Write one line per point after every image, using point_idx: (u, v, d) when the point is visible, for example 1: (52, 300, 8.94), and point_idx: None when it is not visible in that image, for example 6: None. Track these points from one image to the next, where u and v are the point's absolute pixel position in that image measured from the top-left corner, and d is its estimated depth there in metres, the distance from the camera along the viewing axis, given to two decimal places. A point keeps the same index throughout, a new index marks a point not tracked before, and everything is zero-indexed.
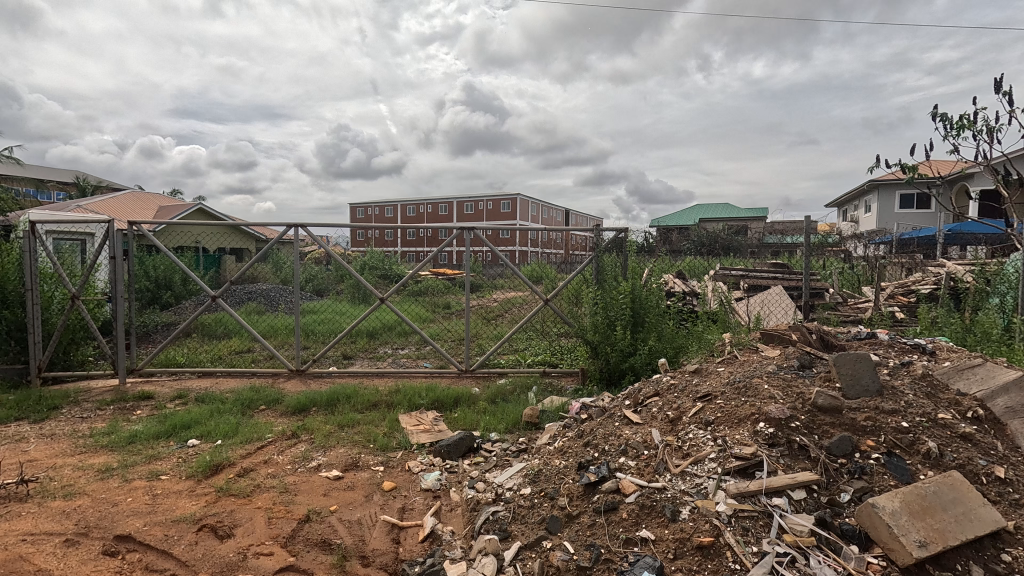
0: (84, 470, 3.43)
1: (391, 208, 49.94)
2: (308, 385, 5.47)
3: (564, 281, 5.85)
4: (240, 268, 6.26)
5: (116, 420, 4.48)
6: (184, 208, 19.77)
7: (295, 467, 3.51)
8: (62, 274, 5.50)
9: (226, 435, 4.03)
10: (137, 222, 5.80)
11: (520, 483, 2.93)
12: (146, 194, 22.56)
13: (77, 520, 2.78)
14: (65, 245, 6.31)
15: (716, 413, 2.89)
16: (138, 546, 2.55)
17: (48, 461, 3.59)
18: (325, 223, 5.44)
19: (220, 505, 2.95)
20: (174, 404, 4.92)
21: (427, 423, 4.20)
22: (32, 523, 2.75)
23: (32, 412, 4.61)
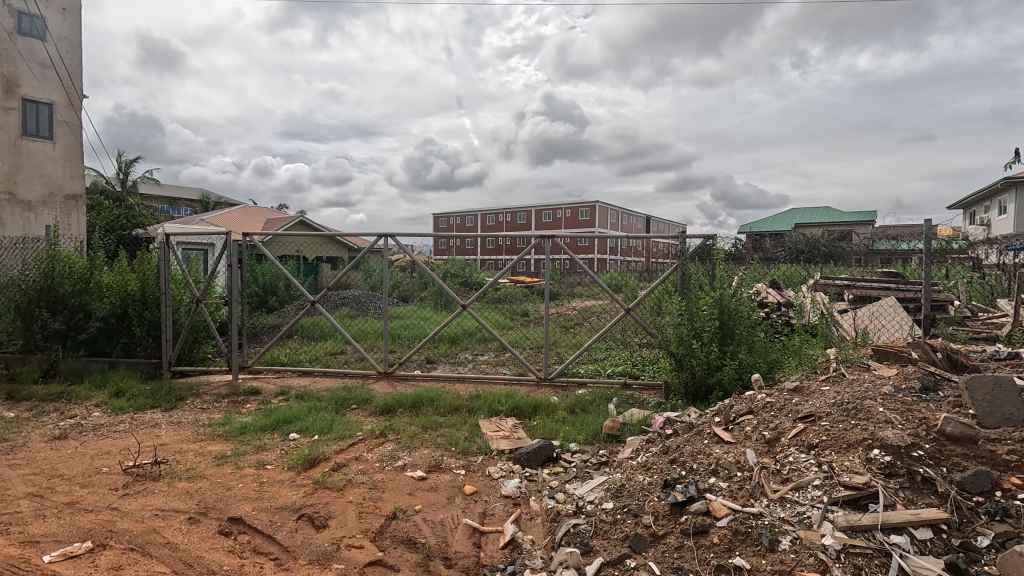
0: (205, 455, 3.84)
1: (472, 217, 51.52)
2: (395, 387, 5.75)
3: (646, 290, 5.67)
4: (335, 276, 6.70)
5: (230, 411, 4.98)
6: (287, 220, 21.77)
7: (383, 465, 3.69)
8: (189, 281, 6.21)
9: (322, 431, 4.32)
10: (251, 234, 6.43)
11: (601, 496, 2.84)
12: (257, 209, 25.07)
13: (198, 500, 3.11)
14: (193, 254, 7.17)
15: (820, 436, 2.63)
16: (248, 529, 2.80)
17: (175, 446, 4.06)
18: (412, 233, 5.73)
19: (317, 497, 3.17)
20: (278, 400, 5.38)
21: (507, 430, 4.23)
22: (163, 500, 3.12)
23: (164, 401, 5.26)
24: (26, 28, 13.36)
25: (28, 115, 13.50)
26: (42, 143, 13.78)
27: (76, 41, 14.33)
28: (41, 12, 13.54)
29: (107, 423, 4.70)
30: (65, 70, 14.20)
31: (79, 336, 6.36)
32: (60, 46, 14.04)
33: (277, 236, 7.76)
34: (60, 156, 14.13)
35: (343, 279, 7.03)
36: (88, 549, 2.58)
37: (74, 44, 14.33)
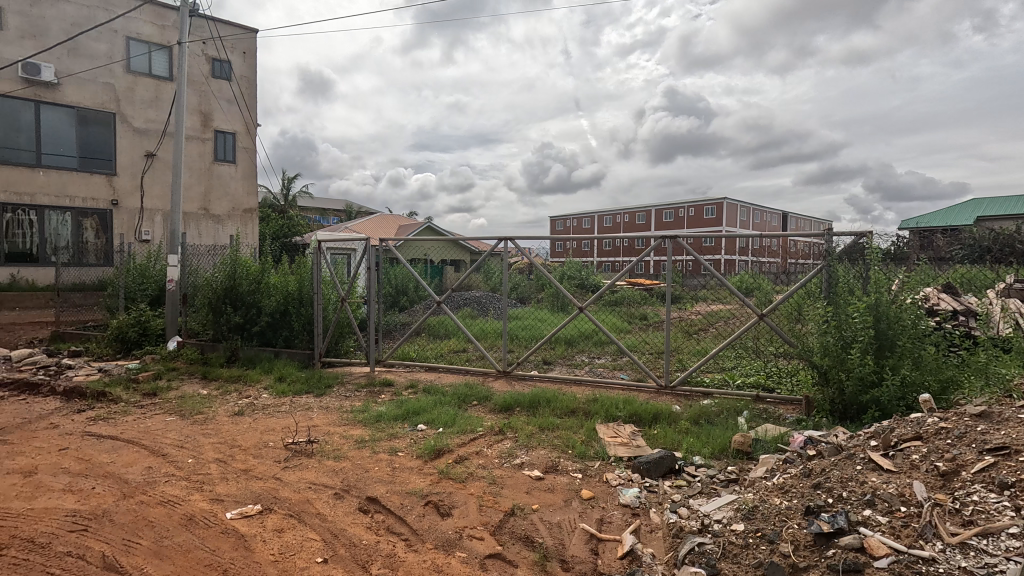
0: (347, 438, 4.29)
1: (589, 219, 51.07)
2: (513, 387, 5.90)
3: (782, 295, 5.11)
4: (458, 278, 7.07)
5: (368, 400, 5.51)
6: (416, 226, 23.52)
7: (502, 461, 3.80)
8: (335, 283, 6.98)
9: (446, 424, 4.59)
10: (386, 240, 7.04)
11: (730, 516, 2.62)
12: (391, 217, 27.45)
13: (342, 478, 3.49)
14: (339, 259, 8.06)
15: (1018, 473, 2.17)
16: (382, 509, 3.07)
17: (324, 428, 4.59)
18: (530, 237, 5.84)
19: (442, 486, 3.37)
20: (408, 392, 5.83)
21: (625, 437, 4.11)
22: (314, 475, 3.55)
23: (316, 388, 5.98)
24: (218, 72, 16.20)
25: (218, 143, 16.29)
26: (228, 166, 16.52)
27: (252, 78, 16.87)
28: (229, 57, 16.25)
29: (273, 404, 5.48)
30: (245, 104, 16.84)
31: (253, 328, 7.51)
32: (242, 84, 16.67)
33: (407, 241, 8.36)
34: (240, 177, 16.80)
35: (465, 281, 7.39)
36: (259, 511, 3.03)
37: (252, 82, 16.91)
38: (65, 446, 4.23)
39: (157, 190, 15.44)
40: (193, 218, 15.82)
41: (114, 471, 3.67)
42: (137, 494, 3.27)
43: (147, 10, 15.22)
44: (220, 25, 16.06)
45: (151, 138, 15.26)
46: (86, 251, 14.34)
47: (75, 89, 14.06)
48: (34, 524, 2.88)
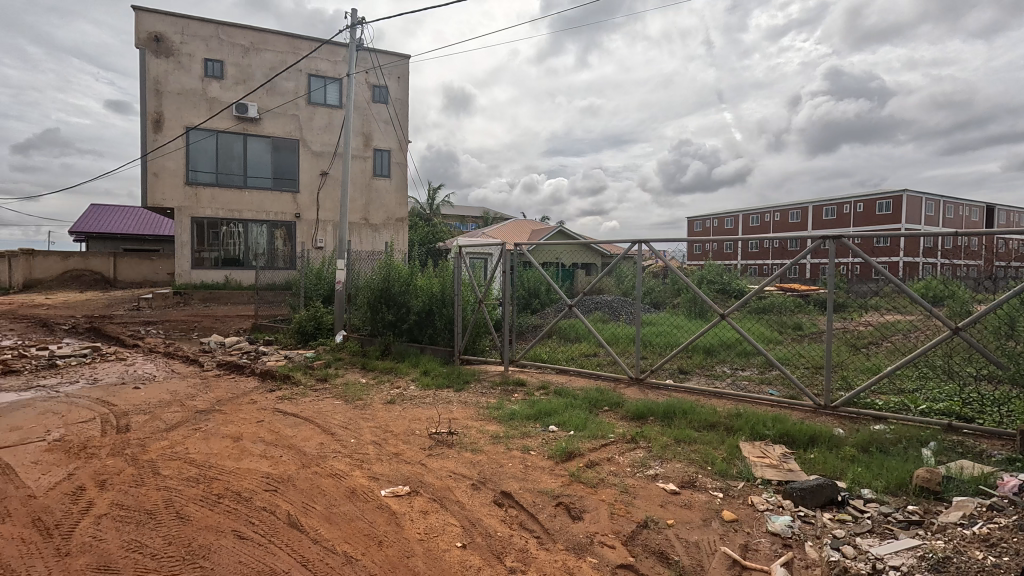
0: (484, 433, 4.53)
1: (732, 219, 47.21)
2: (646, 395, 5.71)
3: (987, 306, 4.20)
4: (590, 282, 7.03)
5: (502, 398, 5.75)
6: (549, 230, 23.92)
7: (634, 470, 3.70)
8: (474, 285, 7.41)
9: (577, 427, 4.60)
10: (521, 244, 7.29)
11: (911, 565, 2.24)
12: (524, 222, 28.33)
13: (479, 470, 3.69)
14: (477, 263, 8.54)
15: None
16: (516, 504, 3.18)
17: (463, 422, 4.90)
18: (666, 239, 5.61)
19: (573, 489, 3.38)
20: (540, 393, 5.97)
21: (774, 458, 3.73)
22: (454, 465, 3.81)
23: (455, 383, 6.41)
24: (377, 97, 18.26)
25: (376, 160, 18.34)
26: (384, 180, 18.50)
27: (405, 100, 18.59)
28: (386, 83, 18.18)
29: (419, 395, 6.02)
30: (399, 123, 18.66)
31: (403, 325, 8.32)
32: (397, 106, 18.49)
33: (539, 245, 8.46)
34: (394, 189, 18.68)
35: (597, 284, 7.30)
36: (407, 492, 3.34)
37: (405, 103, 18.63)
38: (262, 418, 5.12)
39: (329, 203, 17.88)
40: (356, 227, 18.03)
41: (296, 443, 4.35)
42: (312, 464, 3.82)
43: (324, 49, 17.71)
44: (380, 55, 18.05)
45: (325, 159, 17.71)
46: (276, 257, 17.16)
47: (271, 122, 16.92)
48: (240, 480, 3.53)
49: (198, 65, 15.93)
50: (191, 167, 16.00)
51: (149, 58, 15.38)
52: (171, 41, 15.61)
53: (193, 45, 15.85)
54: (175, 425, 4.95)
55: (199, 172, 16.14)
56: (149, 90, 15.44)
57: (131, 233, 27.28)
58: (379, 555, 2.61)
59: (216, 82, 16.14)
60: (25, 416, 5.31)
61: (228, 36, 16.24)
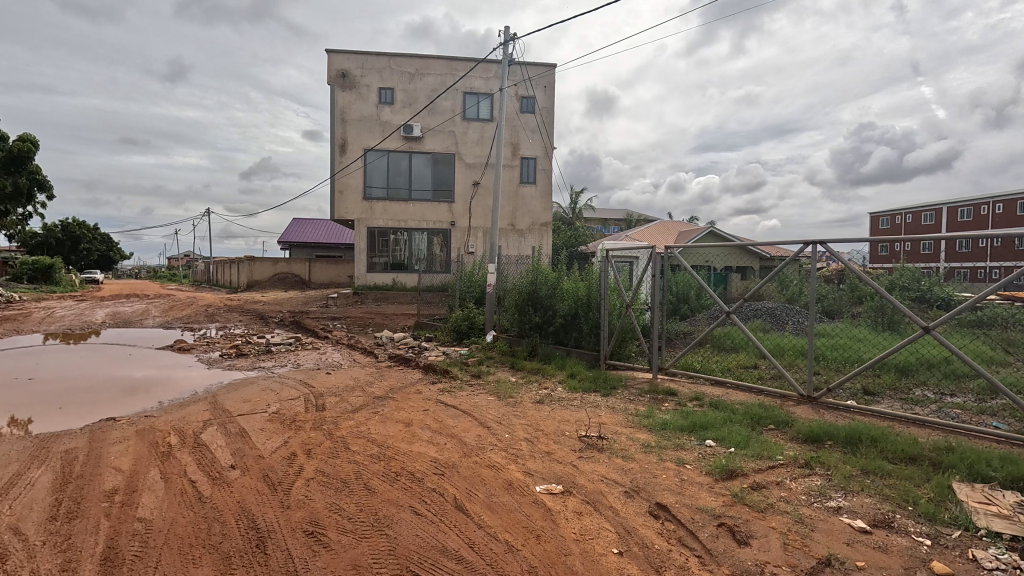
0: (634, 441, 4.44)
1: (932, 214, 39.39)
2: (821, 416, 5.05)
3: None
4: (752, 287, 6.38)
5: (652, 407, 5.56)
6: (699, 231, 22.48)
7: (810, 500, 3.30)
8: (621, 289, 7.26)
9: (738, 444, 4.25)
10: (672, 246, 6.95)
11: None
12: (672, 223, 27.02)
13: (632, 478, 3.63)
14: (624, 266, 8.36)
15: None
16: (673, 518, 3.06)
17: (612, 427, 4.86)
18: (848, 239, 4.90)
19: (736, 510, 3.14)
20: (693, 404, 5.64)
21: (1006, 507, 3.02)
22: (606, 470, 3.79)
23: (602, 388, 6.37)
24: (525, 107, 18.98)
25: (523, 168, 19.11)
26: (530, 187, 19.16)
27: (552, 108, 18.99)
28: (534, 93, 18.79)
29: (567, 397, 6.11)
30: (546, 131, 19.13)
31: (549, 328, 8.52)
32: (544, 114, 18.98)
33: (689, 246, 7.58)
34: (540, 195, 19.23)
35: (759, 289, 6.52)
36: (561, 491, 3.42)
37: (552, 111, 19.01)
38: (427, 407, 5.67)
39: (480, 211, 19.07)
40: (504, 233, 18.98)
41: (457, 433, 4.73)
42: (473, 454, 4.11)
43: (478, 68, 18.97)
44: (528, 67, 18.72)
45: (477, 170, 18.93)
46: (434, 262, 18.83)
47: (431, 139, 18.62)
48: (413, 462, 3.95)
49: (374, 94, 18.21)
50: (368, 183, 18.34)
51: (337, 92, 18.03)
52: (354, 76, 18.10)
53: (370, 77, 18.18)
54: (359, 407, 5.72)
55: (373, 188, 18.42)
56: (337, 119, 18.09)
57: (322, 242, 32.24)
58: (538, 548, 2.72)
59: (388, 107, 18.28)
60: (253, 390, 6.61)
61: (398, 66, 18.29)
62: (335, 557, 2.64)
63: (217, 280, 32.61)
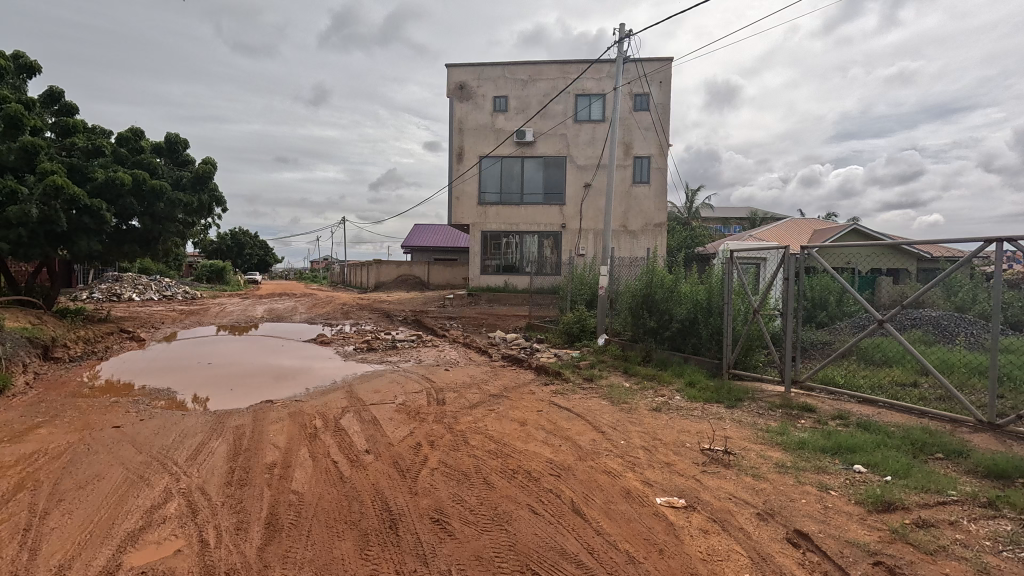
0: (766, 459, 4.06)
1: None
2: (1008, 448, 4.20)
3: None
4: (912, 292, 5.47)
5: (786, 423, 5.05)
6: (840, 229, 20.03)
7: (997, 547, 2.75)
8: (747, 293, 6.68)
9: (897, 473, 3.69)
10: (809, 246, 6.25)
11: None
12: (806, 221, 24.42)
13: (765, 500, 3.32)
14: (750, 269, 7.71)
15: None
16: (816, 550, 2.74)
17: (740, 442, 4.49)
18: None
19: (897, 549, 2.72)
20: (836, 424, 5.02)
21: None
22: (734, 488, 3.52)
23: (726, 399, 5.93)
24: (639, 105, 18.42)
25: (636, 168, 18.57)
26: (643, 187, 18.56)
27: (668, 103, 18.20)
28: (649, 89, 18.17)
29: (686, 407, 5.79)
30: (661, 128, 18.39)
31: (665, 333, 8.16)
32: (659, 111, 18.25)
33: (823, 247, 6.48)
34: (654, 195, 18.52)
35: (921, 295, 5.60)
36: (684, 505, 3.24)
37: (668, 107, 18.22)
38: (541, 408, 5.73)
39: (591, 212, 18.88)
40: (616, 234, 18.59)
41: (572, 435, 4.70)
42: (589, 459, 4.06)
43: (591, 69, 18.81)
44: (643, 63, 18.14)
45: (589, 172, 18.77)
46: (545, 264, 19.03)
47: (543, 143, 18.85)
48: (530, 461, 4.00)
49: (489, 103, 18.91)
50: (482, 189, 19.08)
51: (455, 103, 19.02)
52: (471, 87, 18.96)
53: (485, 87, 18.91)
54: (476, 404, 5.95)
55: (488, 193, 19.11)
56: (455, 129, 19.07)
57: (440, 245, 34.22)
58: (661, 563, 2.60)
59: (502, 114, 18.88)
60: (382, 383, 7.19)
61: (512, 74, 18.81)
62: (459, 546, 2.76)
63: (351, 282, 36.10)
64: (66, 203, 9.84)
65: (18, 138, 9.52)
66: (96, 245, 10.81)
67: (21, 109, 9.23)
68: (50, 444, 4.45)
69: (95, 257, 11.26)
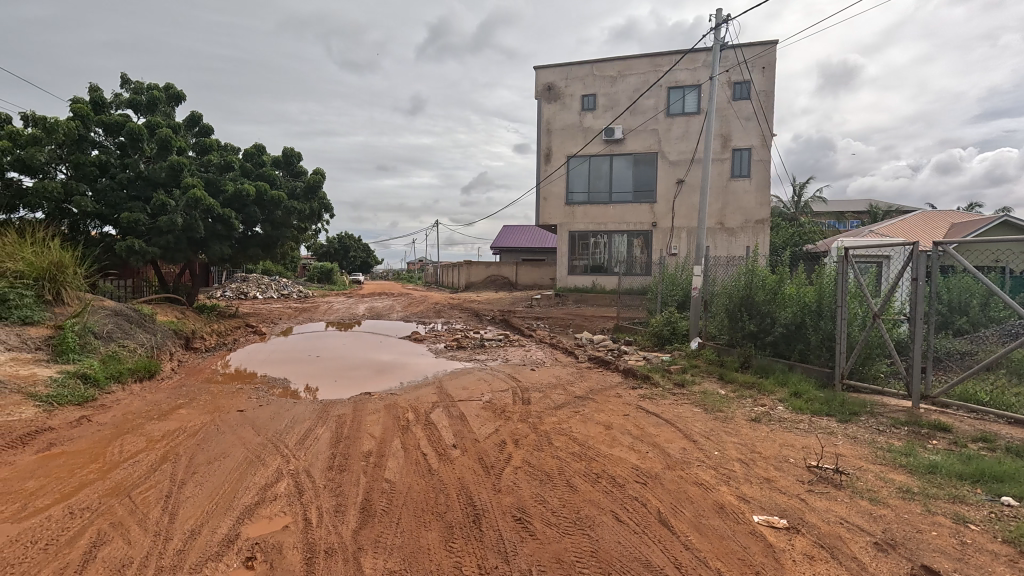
0: (887, 482, 3.60)
1: None
2: None
3: None
4: None
5: (913, 443, 4.45)
6: (985, 222, 17.29)
7: None
8: (866, 295, 5.97)
9: None
10: (944, 242, 5.44)
11: None
12: (941, 213, 21.40)
13: (884, 528, 2.94)
14: (870, 269, 6.91)
15: None
16: None
17: (855, 461, 4.03)
18: None
19: None
20: (978, 447, 4.33)
21: None
22: (846, 511, 3.16)
23: (838, 412, 5.37)
24: (739, 94, 17.27)
25: (735, 161, 17.44)
26: (743, 181, 17.36)
27: (772, 90, 16.85)
28: (750, 76, 16.95)
29: (790, 419, 5.30)
30: (764, 117, 17.07)
31: (767, 338, 7.56)
32: (762, 98, 16.96)
33: (963, 243, 5.46)
34: (755, 189, 17.26)
35: None
36: (785, 526, 2.97)
37: (772, 93, 16.88)
38: (627, 412, 5.56)
39: (685, 210, 18.02)
40: (712, 232, 17.59)
41: (660, 442, 4.52)
42: (678, 468, 3.87)
43: (685, 59, 17.96)
44: (743, 49, 16.97)
45: (682, 167, 17.93)
46: (634, 264, 18.48)
47: (633, 139, 18.33)
48: (614, 466, 3.90)
49: (577, 102, 18.75)
50: (570, 189, 18.98)
51: (543, 105, 19.11)
52: (558, 87, 18.93)
53: (573, 87, 18.78)
54: (561, 405, 5.91)
55: (575, 193, 18.98)
56: (543, 130, 19.16)
57: (529, 246, 34.61)
58: None
59: (590, 113, 18.64)
60: (470, 380, 7.41)
61: (600, 71, 18.49)
62: (540, 547, 2.75)
63: (443, 282, 37.63)
64: (203, 212, 11.29)
65: (166, 158, 11.34)
66: (227, 249, 12.27)
67: (168, 133, 11.13)
68: (188, 423, 5.13)
69: (226, 260, 12.79)
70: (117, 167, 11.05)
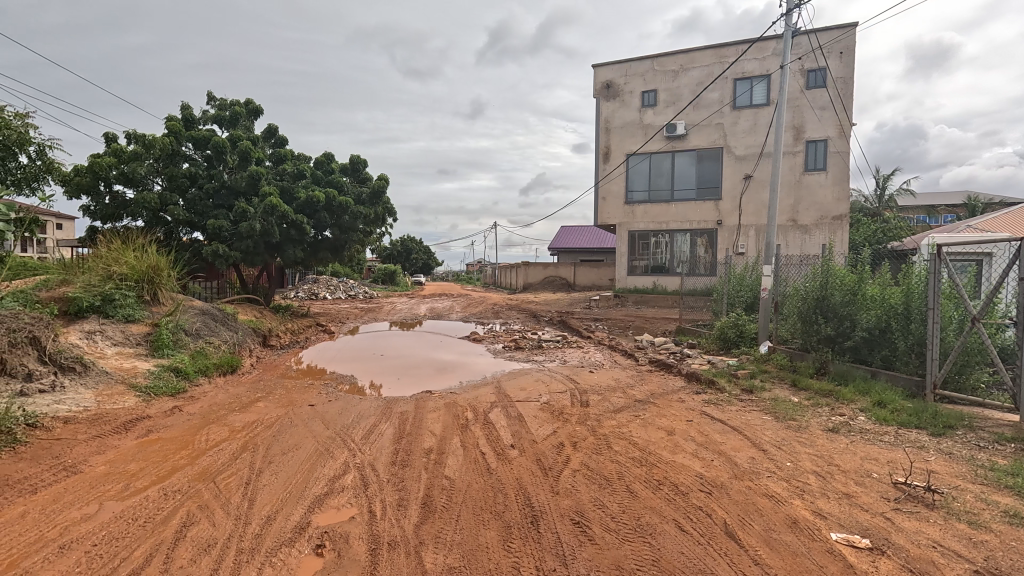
0: (989, 504, 3.23)
1: None
2: None
3: None
4: None
5: (1021, 462, 3.98)
6: None
7: None
8: (963, 296, 5.41)
9: None
10: None
11: None
12: None
13: (986, 555, 2.65)
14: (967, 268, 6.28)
15: None
16: None
17: (950, 479, 3.66)
18: None
19: None
20: None
21: None
22: (940, 534, 2.87)
23: (930, 425, 4.90)
24: (814, 82, 16.21)
25: (809, 153, 16.38)
26: (818, 175, 16.27)
27: (851, 76, 15.69)
28: (826, 63, 15.87)
29: (874, 430, 4.90)
30: (842, 105, 15.92)
31: (846, 342, 7.04)
32: (839, 85, 15.84)
33: None
34: (833, 183, 16.14)
35: None
36: (869, 547, 2.74)
37: (851, 80, 15.72)
38: (691, 418, 5.36)
39: (753, 207, 17.14)
40: (783, 230, 16.63)
41: (726, 450, 4.31)
42: (746, 478, 3.68)
43: (752, 49, 17.11)
44: (818, 34, 15.91)
45: (750, 162, 17.07)
46: (698, 264, 17.81)
47: (697, 135, 17.66)
48: (676, 473, 3.77)
49: (638, 99, 18.31)
50: (630, 188, 18.58)
51: (602, 103, 18.82)
52: (618, 85, 18.58)
53: (633, 83, 18.36)
54: (620, 408, 5.79)
55: (636, 192, 18.55)
56: (602, 129, 18.88)
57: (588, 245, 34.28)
58: None
59: (651, 109, 18.15)
60: (529, 380, 7.44)
61: (661, 65, 17.97)
62: (599, 552, 2.71)
63: (502, 283, 38.02)
64: (279, 218, 12.06)
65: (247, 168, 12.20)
66: (300, 253, 13.01)
67: (247, 145, 12.03)
68: (265, 415, 5.47)
69: (299, 262, 13.57)
70: (204, 178, 12.03)
